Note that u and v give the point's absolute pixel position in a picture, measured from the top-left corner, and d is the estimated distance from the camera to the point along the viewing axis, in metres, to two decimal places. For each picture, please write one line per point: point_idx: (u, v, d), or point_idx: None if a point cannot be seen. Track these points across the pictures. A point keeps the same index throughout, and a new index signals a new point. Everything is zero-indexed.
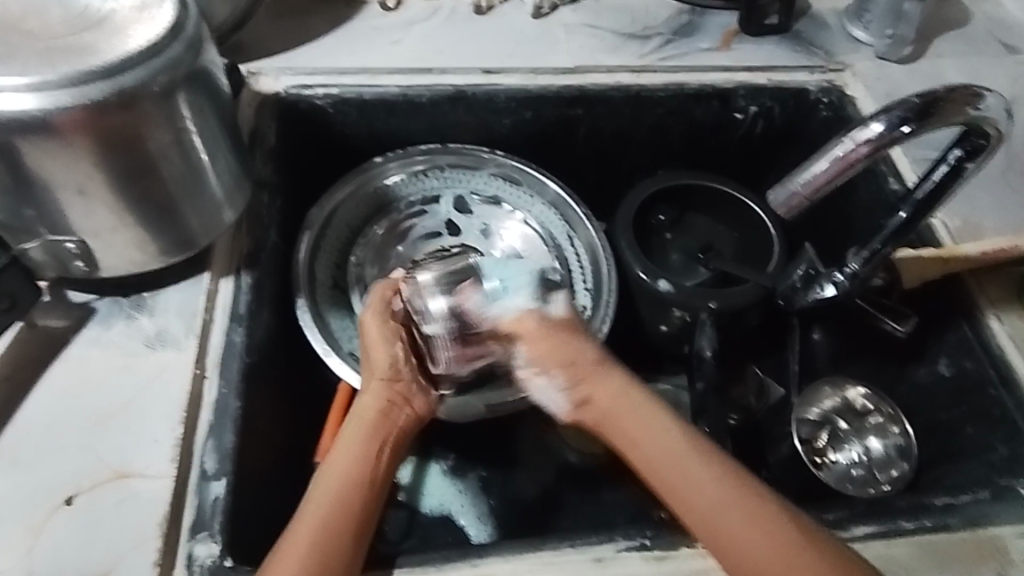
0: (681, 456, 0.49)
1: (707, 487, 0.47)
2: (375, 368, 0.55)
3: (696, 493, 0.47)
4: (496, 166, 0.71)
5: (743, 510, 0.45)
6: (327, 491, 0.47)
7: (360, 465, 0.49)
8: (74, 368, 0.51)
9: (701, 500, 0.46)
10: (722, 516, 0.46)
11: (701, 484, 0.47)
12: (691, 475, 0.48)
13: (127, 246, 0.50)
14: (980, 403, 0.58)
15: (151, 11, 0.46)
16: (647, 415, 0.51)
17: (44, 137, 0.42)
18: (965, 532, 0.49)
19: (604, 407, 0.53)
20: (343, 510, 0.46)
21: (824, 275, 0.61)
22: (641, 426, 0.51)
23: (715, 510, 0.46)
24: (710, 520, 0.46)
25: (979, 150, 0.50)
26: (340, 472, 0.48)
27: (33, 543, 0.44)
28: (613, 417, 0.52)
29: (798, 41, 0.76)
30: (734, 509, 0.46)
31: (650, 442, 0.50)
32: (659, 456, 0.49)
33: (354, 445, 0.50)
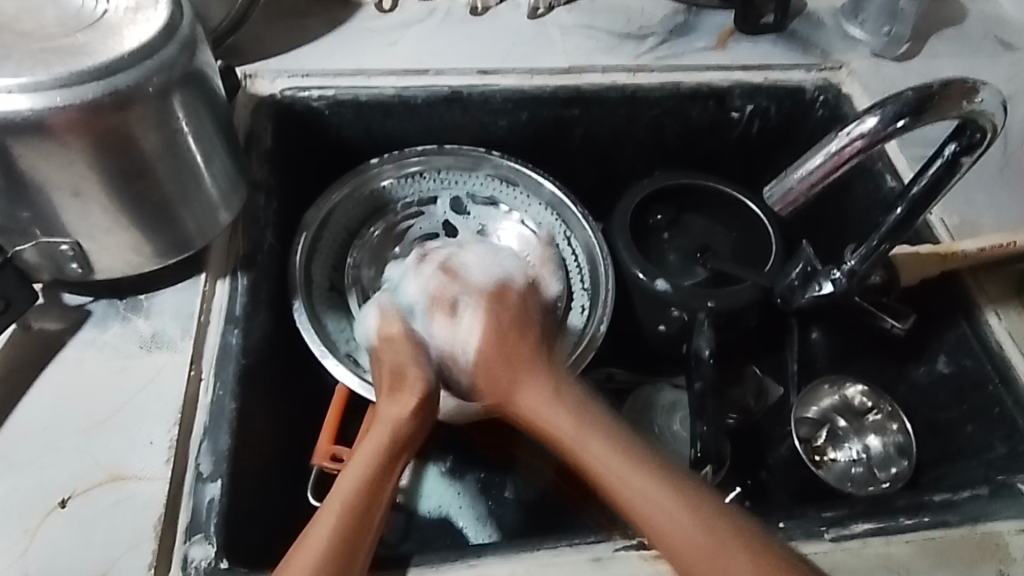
0: (582, 435, 0.50)
1: (619, 466, 0.47)
2: (400, 375, 0.55)
3: (613, 477, 0.47)
4: (493, 166, 0.70)
5: (659, 491, 0.45)
6: (343, 495, 0.46)
7: (377, 472, 0.48)
8: (68, 371, 0.50)
9: (620, 485, 0.47)
10: (630, 493, 0.46)
11: (622, 470, 0.47)
12: (624, 481, 0.47)
13: (121, 247, 0.50)
14: (979, 400, 0.58)
15: (145, 11, 0.46)
16: (535, 386, 0.53)
17: (37, 138, 0.42)
18: (964, 529, 0.49)
19: (510, 388, 0.54)
20: (354, 512, 0.45)
21: (821, 272, 0.60)
22: (526, 399, 0.53)
23: (630, 489, 0.46)
24: (628, 505, 0.46)
25: (975, 144, 0.49)
26: (356, 476, 0.47)
27: (28, 546, 0.44)
28: (517, 399, 0.54)
29: (794, 40, 0.76)
30: (647, 483, 0.46)
31: (599, 446, 0.49)
32: (578, 440, 0.50)
33: (370, 451, 0.49)
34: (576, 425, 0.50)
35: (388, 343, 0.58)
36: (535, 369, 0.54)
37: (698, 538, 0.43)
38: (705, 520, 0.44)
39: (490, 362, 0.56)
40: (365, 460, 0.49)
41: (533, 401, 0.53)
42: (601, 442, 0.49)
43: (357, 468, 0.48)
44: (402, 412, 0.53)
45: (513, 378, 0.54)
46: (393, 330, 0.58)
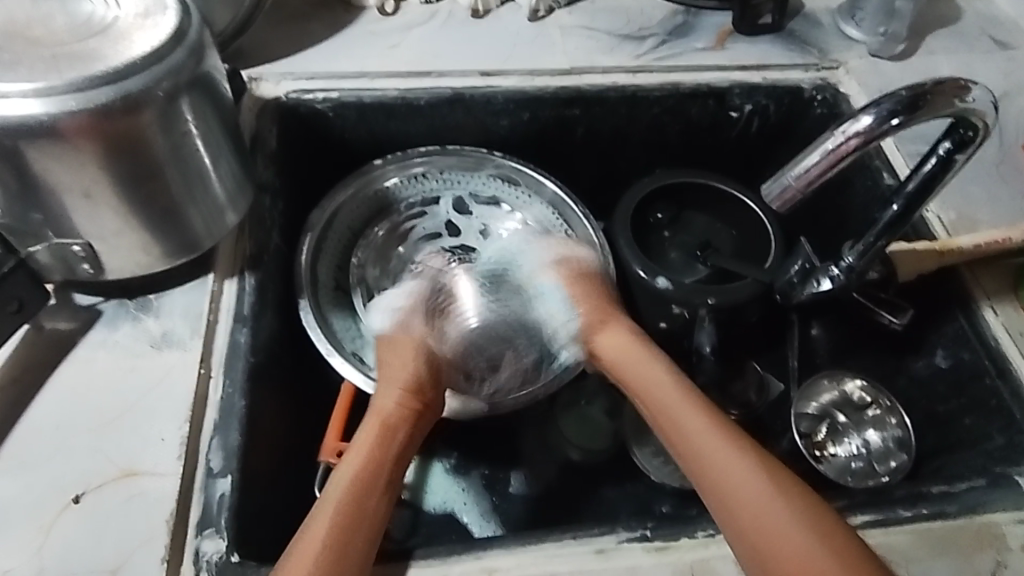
0: (682, 405, 0.53)
1: (708, 436, 0.50)
2: (390, 372, 0.57)
3: (699, 442, 0.50)
4: (495, 167, 0.71)
5: (735, 458, 0.49)
6: (338, 490, 0.48)
7: (368, 471, 0.49)
8: (80, 370, 0.51)
9: (701, 451, 0.50)
10: (715, 458, 0.49)
11: (706, 437, 0.50)
12: (723, 471, 0.48)
13: (132, 249, 0.51)
14: (977, 393, 0.59)
15: (153, 17, 0.47)
16: (652, 363, 0.56)
17: (50, 142, 0.43)
18: (962, 519, 0.50)
19: (622, 360, 0.57)
20: (348, 511, 0.46)
21: (820, 270, 0.62)
22: (640, 375, 0.56)
23: (712, 455, 0.49)
24: (706, 467, 0.49)
25: (967, 142, 0.50)
26: (349, 473, 0.49)
27: (44, 541, 0.45)
28: (630, 370, 0.57)
29: (791, 39, 0.77)
30: (727, 452, 0.49)
31: (707, 438, 0.50)
32: (671, 410, 0.53)
33: (360, 450, 0.51)
34: (682, 399, 0.53)
35: (391, 340, 0.59)
36: (624, 341, 0.58)
37: (769, 504, 0.46)
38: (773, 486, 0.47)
39: (614, 338, 0.59)
40: (356, 460, 0.50)
41: (647, 378, 0.55)
42: (693, 412, 0.52)
43: (349, 468, 0.49)
44: (393, 413, 0.54)
45: (630, 351, 0.57)
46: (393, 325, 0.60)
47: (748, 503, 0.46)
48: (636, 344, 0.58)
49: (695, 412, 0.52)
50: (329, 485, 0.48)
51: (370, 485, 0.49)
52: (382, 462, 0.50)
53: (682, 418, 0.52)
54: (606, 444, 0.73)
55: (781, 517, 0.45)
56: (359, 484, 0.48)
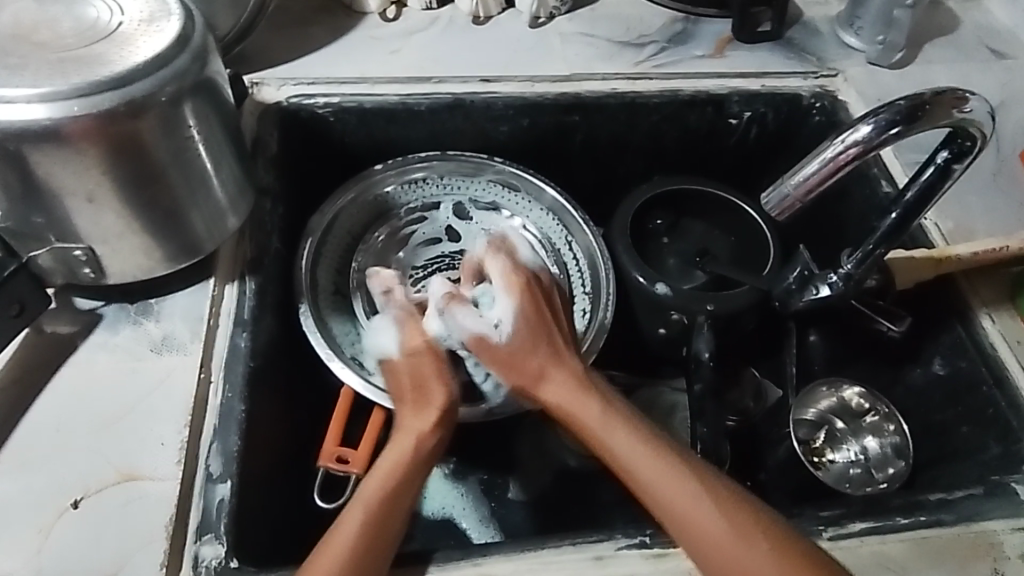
0: (638, 451, 0.50)
1: (668, 484, 0.48)
2: (422, 382, 0.57)
3: (656, 489, 0.48)
4: (495, 172, 0.72)
5: (697, 501, 0.47)
6: (365, 498, 0.48)
7: (392, 485, 0.50)
8: (80, 373, 0.51)
9: (664, 501, 0.47)
10: (679, 507, 0.47)
11: (668, 486, 0.47)
12: (681, 511, 0.47)
13: (133, 252, 0.51)
14: (973, 401, 0.59)
15: (158, 23, 0.47)
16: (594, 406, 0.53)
17: (54, 145, 0.43)
18: (958, 527, 0.50)
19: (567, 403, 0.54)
20: (373, 527, 0.47)
21: (818, 276, 0.62)
22: (586, 418, 0.53)
23: (676, 503, 0.47)
24: (674, 520, 0.47)
25: (965, 152, 0.51)
26: (377, 486, 0.49)
27: (41, 545, 0.45)
28: (574, 414, 0.53)
29: (790, 47, 0.78)
30: (693, 503, 0.46)
31: (665, 482, 0.48)
32: (629, 461, 0.50)
33: (388, 467, 0.51)
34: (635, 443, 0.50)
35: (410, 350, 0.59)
36: (569, 382, 0.54)
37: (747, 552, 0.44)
38: (737, 527, 0.45)
39: (556, 386, 0.54)
40: (381, 471, 0.50)
41: (592, 422, 0.52)
42: (650, 457, 0.49)
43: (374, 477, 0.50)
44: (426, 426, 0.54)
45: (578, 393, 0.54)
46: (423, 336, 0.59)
47: (720, 551, 0.45)
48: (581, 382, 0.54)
49: (650, 454, 0.49)
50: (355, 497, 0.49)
51: (398, 502, 0.49)
52: (411, 475, 0.51)
53: (635, 460, 0.49)
54: None
55: (760, 562, 0.44)
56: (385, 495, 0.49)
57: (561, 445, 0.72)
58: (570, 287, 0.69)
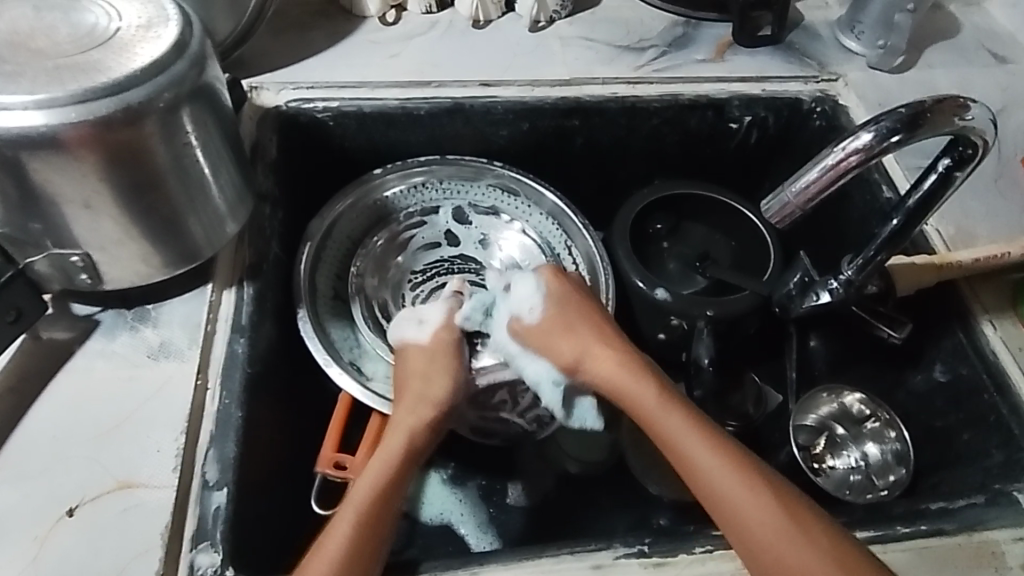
0: (682, 427, 0.50)
1: (711, 463, 0.48)
2: (407, 387, 0.56)
3: (697, 459, 0.48)
4: (495, 176, 0.71)
5: (734, 476, 0.47)
6: (355, 503, 0.47)
7: (386, 482, 0.49)
8: (77, 380, 0.51)
9: (706, 480, 0.48)
10: (723, 488, 0.47)
11: (710, 465, 0.48)
12: (718, 485, 0.47)
13: (130, 259, 0.51)
14: (975, 408, 0.59)
15: (155, 29, 0.47)
16: (646, 383, 0.53)
17: (51, 152, 0.43)
18: (960, 536, 0.50)
19: (613, 382, 0.54)
20: (368, 526, 0.46)
21: (819, 283, 0.61)
22: (634, 391, 0.53)
23: (719, 485, 0.47)
24: (719, 501, 0.47)
25: (966, 159, 0.50)
26: (371, 483, 0.49)
27: (38, 553, 0.45)
28: (618, 389, 0.54)
29: (791, 51, 0.78)
30: (727, 476, 0.47)
31: (705, 452, 0.48)
32: (675, 435, 0.50)
33: (383, 462, 0.50)
34: (678, 416, 0.51)
35: (418, 350, 0.58)
36: (615, 364, 0.55)
37: (784, 534, 0.45)
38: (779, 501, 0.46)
39: (602, 363, 0.55)
40: (372, 475, 0.49)
41: (639, 395, 0.53)
42: (700, 439, 0.49)
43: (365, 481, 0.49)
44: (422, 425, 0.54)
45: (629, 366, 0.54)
46: (446, 339, 0.58)
47: (762, 538, 0.45)
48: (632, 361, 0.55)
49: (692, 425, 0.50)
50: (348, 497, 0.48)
51: (390, 498, 0.48)
52: (400, 479, 0.50)
53: (673, 431, 0.50)
54: (604, 455, 0.71)
55: (795, 544, 0.44)
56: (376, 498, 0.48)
57: (561, 450, 0.72)
58: None
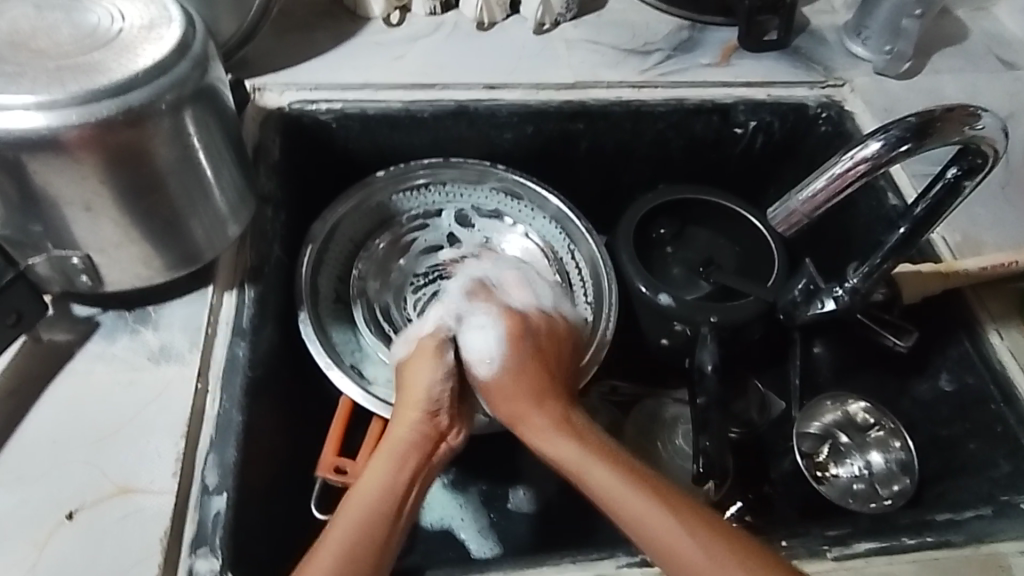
0: (598, 468, 0.49)
1: (641, 504, 0.47)
2: (411, 398, 0.55)
3: (618, 501, 0.47)
4: (498, 180, 0.71)
5: (660, 513, 0.46)
6: (353, 518, 0.47)
7: (384, 497, 0.49)
8: (77, 382, 0.51)
9: (629, 515, 0.46)
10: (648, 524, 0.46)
11: (630, 500, 0.47)
12: (651, 529, 0.45)
13: (131, 261, 0.50)
14: (980, 418, 0.59)
15: (158, 29, 0.47)
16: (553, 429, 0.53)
17: (52, 154, 0.43)
18: (966, 548, 0.49)
19: (520, 418, 0.54)
20: (369, 542, 0.46)
21: (824, 290, 0.61)
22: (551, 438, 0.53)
23: (652, 530, 0.45)
24: (659, 549, 0.45)
25: (976, 168, 0.50)
26: (368, 499, 0.48)
27: (36, 558, 0.44)
28: (535, 432, 0.54)
29: (797, 56, 0.77)
30: (653, 516, 0.46)
31: (626, 492, 0.47)
32: (595, 482, 0.49)
33: (381, 478, 0.50)
34: (587, 456, 0.50)
35: (412, 364, 0.57)
36: (517, 392, 0.55)
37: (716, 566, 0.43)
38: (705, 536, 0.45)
39: (501, 392, 0.56)
40: (371, 490, 0.49)
41: (556, 441, 0.52)
42: (618, 480, 0.48)
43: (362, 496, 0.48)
44: (415, 438, 0.53)
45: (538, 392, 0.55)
46: (430, 354, 0.57)
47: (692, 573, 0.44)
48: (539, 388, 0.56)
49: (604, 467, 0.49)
50: (342, 511, 0.47)
51: (392, 514, 0.48)
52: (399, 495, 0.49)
53: (595, 476, 0.49)
54: None
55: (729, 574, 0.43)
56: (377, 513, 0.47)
57: None
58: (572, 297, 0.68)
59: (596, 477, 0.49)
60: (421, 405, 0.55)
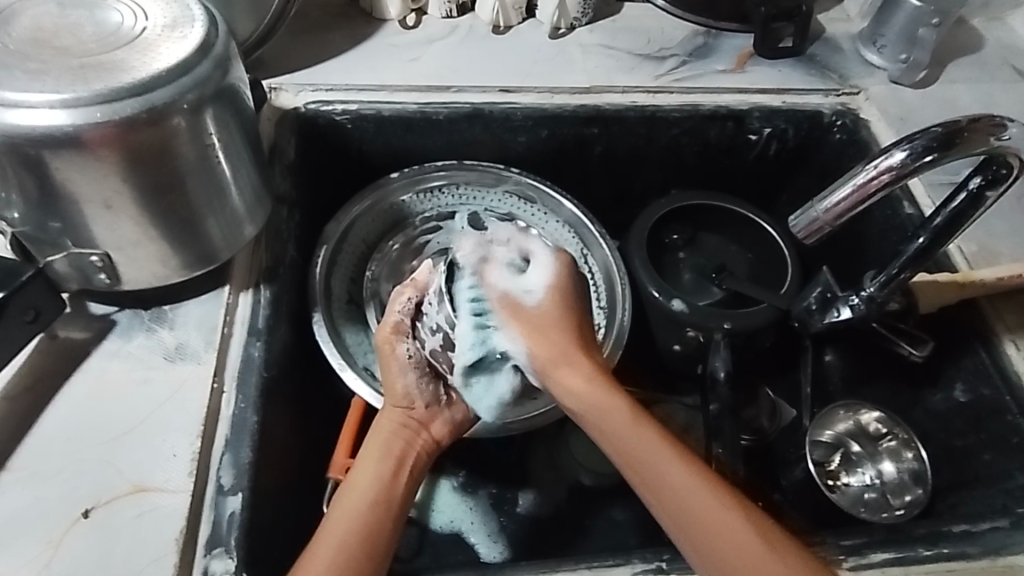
0: (655, 452, 0.48)
1: (692, 486, 0.46)
2: (390, 396, 0.56)
3: (672, 489, 0.46)
4: (513, 183, 0.71)
5: (716, 503, 0.45)
6: (345, 510, 0.47)
7: (377, 488, 0.49)
8: (93, 380, 0.51)
9: (681, 494, 0.46)
10: (698, 509, 0.45)
11: (689, 489, 0.46)
12: (699, 523, 0.45)
13: (149, 259, 0.50)
14: (996, 429, 0.58)
15: (181, 29, 0.47)
16: (615, 402, 0.50)
17: (74, 152, 0.43)
18: (983, 560, 0.49)
19: (582, 398, 0.51)
20: (366, 533, 0.46)
21: (840, 298, 0.61)
22: (602, 417, 0.50)
23: (703, 519, 0.45)
24: (711, 544, 0.44)
25: (999, 180, 0.50)
26: (358, 491, 0.49)
27: (52, 556, 0.44)
28: (590, 407, 0.50)
29: (812, 64, 0.77)
30: (712, 507, 0.45)
31: (684, 477, 0.47)
32: (642, 460, 0.48)
33: (371, 471, 0.50)
34: (654, 440, 0.48)
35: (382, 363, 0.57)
36: (575, 369, 0.51)
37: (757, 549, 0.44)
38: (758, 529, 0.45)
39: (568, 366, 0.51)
40: (362, 482, 0.49)
41: (602, 411, 0.50)
42: (677, 468, 0.47)
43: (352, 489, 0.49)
44: (394, 430, 0.54)
45: (596, 391, 0.51)
46: (388, 350, 0.56)
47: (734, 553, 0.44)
48: (599, 380, 0.51)
49: (659, 444, 0.48)
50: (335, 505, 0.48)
51: (382, 500, 0.48)
52: (387, 484, 0.50)
53: (642, 455, 0.48)
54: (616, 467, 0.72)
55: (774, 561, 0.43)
56: (368, 501, 0.48)
57: (573, 461, 0.72)
58: None
59: (642, 454, 0.48)
60: (396, 403, 0.56)
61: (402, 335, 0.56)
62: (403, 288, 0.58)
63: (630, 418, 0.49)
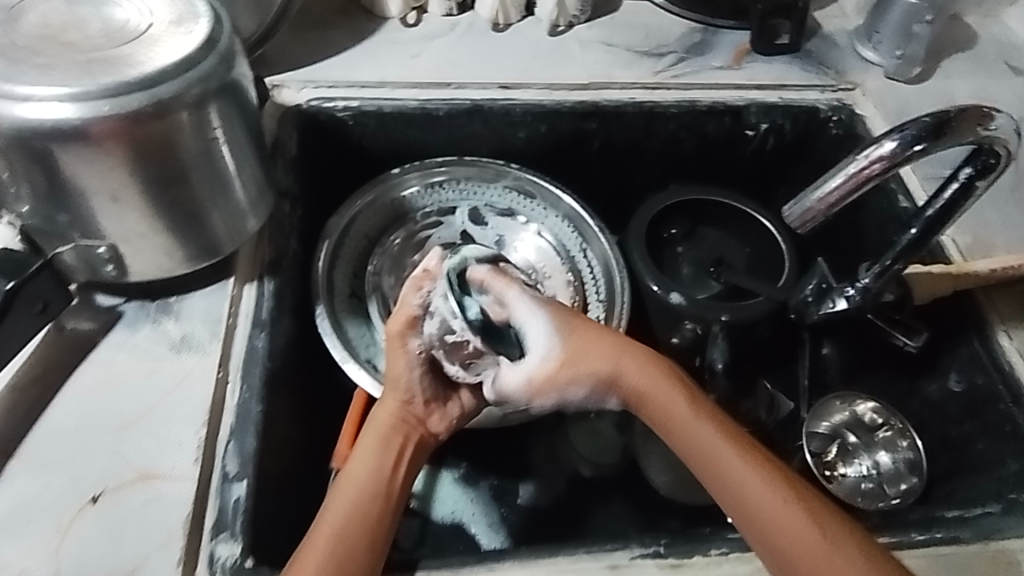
0: (719, 446, 0.48)
1: (753, 479, 0.47)
2: (390, 386, 0.56)
3: (734, 481, 0.47)
4: (512, 179, 0.72)
5: (778, 496, 0.46)
6: (341, 502, 0.48)
7: (373, 479, 0.50)
8: (100, 370, 0.52)
9: (747, 490, 0.46)
10: (762, 504, 0.46)
11: (750, 480, 0.47)
12: (763, 514, 0.45)
13: (155, 252, 0.51)
14: (990, 418, 0.59)
15: (186, 25, 0.48)
16: (680, 398, 0.50)
17: (82, 145, 0.44)
18: (976, 545, 0.50)
19: (645, 390, 0.50)
20: (363, 525, 0.47)
21: (835, 289, 0.62)
22: (665, 409, 0.50)
23: (767, 510, 0.45)
24: (771, 535, 0.45)
25: (988, 169, 0.50)
26: (353, 484, 0.50)
27: (61, 541, 0.45)
28: (651, 398, 0.50)
29: (808, 60, 0.78)
30: (777, 504, 0.45)
31: (747, 473, 0.47)
32: (707, 451, 0.48)
33: (368, 465, 0.51)
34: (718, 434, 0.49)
35: (387, 354, 0.56)
36: (644, 363, 0.51)
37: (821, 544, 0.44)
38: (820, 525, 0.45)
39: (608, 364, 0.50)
40: (357, 476, 0.50)
41: (667, 405, 0.50)
42: (740, 462, 0.47)
43: (348, 483, 0.50)
44: (391, 424, 0.54)
45: (658, 386, 0.50)
46: (398, 343, 0.55)
47: (797, 547, 0.44)
48: (655, 370, 0.50)
49: (722, 437, 0.48)
50: (330, 497, 0.49)
51: (377, 493, 0.50)
52: (383, 478, 0.51)
53: (706, 448, 0.48)
54: (616, 458, 0.73)
55: (837, 554, 0.44)
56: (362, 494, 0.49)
57: (573, 453, 0.73)
58: (585, 295, 0.69)
59: (705, 447, 0.48)
60: (397, 395, 0.55)
61: (412, 328, 0.54)
62: (410, 283, 0.54)
63: (690, 407, 0.49)
